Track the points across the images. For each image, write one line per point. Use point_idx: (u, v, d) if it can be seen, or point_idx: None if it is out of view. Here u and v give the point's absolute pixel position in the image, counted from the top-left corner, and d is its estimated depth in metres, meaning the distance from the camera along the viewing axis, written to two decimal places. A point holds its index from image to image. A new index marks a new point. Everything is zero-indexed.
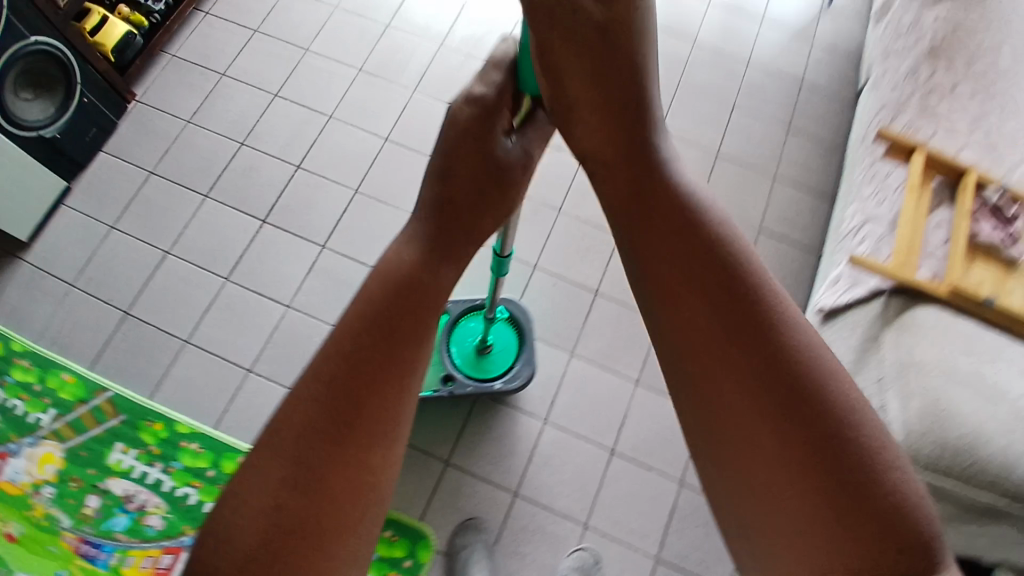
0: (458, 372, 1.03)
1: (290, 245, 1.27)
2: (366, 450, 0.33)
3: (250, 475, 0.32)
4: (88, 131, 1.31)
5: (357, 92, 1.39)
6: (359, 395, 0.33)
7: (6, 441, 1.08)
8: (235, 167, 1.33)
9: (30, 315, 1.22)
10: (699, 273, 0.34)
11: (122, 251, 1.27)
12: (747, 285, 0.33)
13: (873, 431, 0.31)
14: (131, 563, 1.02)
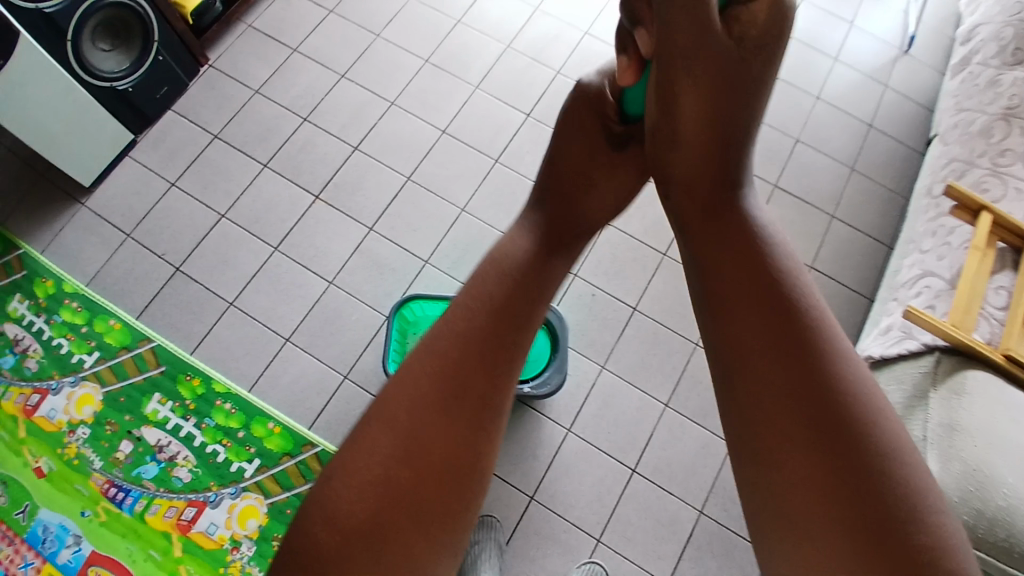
0: None
1: (339, 223, 1.29)
2: (449, 455, 0.44)
3: (374, 441, 0.44)
4: (160, 89, 1.34)
5: (423, 82, 1.40)
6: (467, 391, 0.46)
7: (47, 378, 1.15)
8: (296, 141, 1.36)
9: (85, 259, 1.26)
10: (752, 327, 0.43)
11: (178, 208, 1.30)
12: (737, 348, 0.43)
13: (890, 459, 0.37)
14: (155, 511, 1.07)
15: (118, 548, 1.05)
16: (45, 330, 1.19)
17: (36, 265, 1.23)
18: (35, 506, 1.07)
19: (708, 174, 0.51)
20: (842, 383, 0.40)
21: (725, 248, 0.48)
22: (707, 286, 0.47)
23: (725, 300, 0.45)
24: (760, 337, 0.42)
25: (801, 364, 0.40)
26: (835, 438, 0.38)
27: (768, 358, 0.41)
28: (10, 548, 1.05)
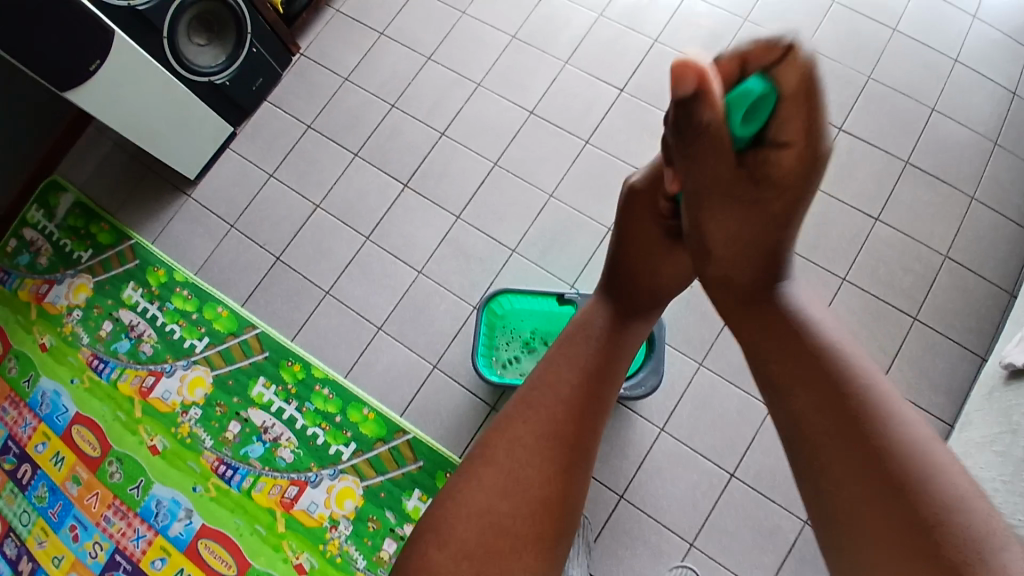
0: None
1: (428, 211, 1.28)
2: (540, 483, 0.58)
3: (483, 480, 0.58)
4: (256, 80, 1.37)
5: (510, 60, 1.35)
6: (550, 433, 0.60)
7: (162, 361, 1.25)
8: (385, 127, 1.35)
9: (193, 249, 1.34)
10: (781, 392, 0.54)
11: (275, 199, 1.35)
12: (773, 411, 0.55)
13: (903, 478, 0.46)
14: (261, 489, 1.15)
15: (225, 523, 1.13)
16: (158, 316, 1.28)
17: (147, 255, 1.32)
18: (149, 482, 1.17)
19: (752, 269, 0.59)
20: (872, 420, 0.49)
21: (762, 313, 0.58)
22: (751, 346, 0.59)
23: (769, 361, 0.56)
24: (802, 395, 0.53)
25: (829, 411, 0.51)
26: (843, 467, 0.48)
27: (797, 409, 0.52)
28: (126, 520, 1.15)
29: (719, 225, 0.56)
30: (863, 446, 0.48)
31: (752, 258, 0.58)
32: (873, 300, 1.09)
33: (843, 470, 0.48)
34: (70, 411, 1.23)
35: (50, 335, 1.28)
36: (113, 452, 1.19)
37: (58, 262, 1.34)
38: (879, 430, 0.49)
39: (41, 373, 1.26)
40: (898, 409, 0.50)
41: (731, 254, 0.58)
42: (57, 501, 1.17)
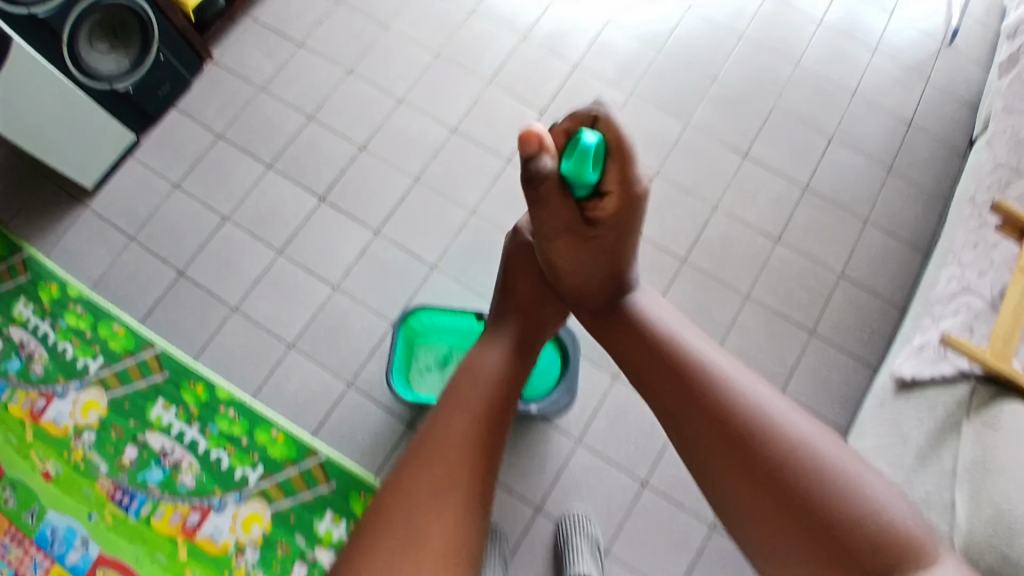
0: None
1: (346, 226, 1.26)
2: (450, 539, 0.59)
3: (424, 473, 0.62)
4: (163, 87, 1.32)
5: (432, 77, 1.35)
6: (476, 468, 0.63)
7: (53, 382, 1.17)
8: (304, 139, 1.33)
9: (92, 262, 1.27)
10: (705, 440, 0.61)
11: (184, 211, 1.29)
12: (710, 420, 0.61)
13: (753, 433, 0.59)
14: (161, 516, 1.08)
15: (125, 551, 1.06)
16: (50, 334, 1.20)
17: (40, 269, 1.24)
18: (44, 508, 1.09)
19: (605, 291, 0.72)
20: (710, 391, 0.62)
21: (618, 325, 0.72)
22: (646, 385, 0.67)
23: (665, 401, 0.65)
24: (666, 386, 0.65)
25: (718, 429, 0.60)
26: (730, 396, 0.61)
27: (695, 427, 0.62)
28: (20, 547, 1.07)
29: (577, 272, 0.71)
30: (722, 413, 0.61)
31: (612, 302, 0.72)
32: (774, 317, 1.14)
33: (721, 452, 0.60)
34: None
35: None
36: (5, 477, 1.10)
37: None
38: (746, 422, 0.60)
39: None
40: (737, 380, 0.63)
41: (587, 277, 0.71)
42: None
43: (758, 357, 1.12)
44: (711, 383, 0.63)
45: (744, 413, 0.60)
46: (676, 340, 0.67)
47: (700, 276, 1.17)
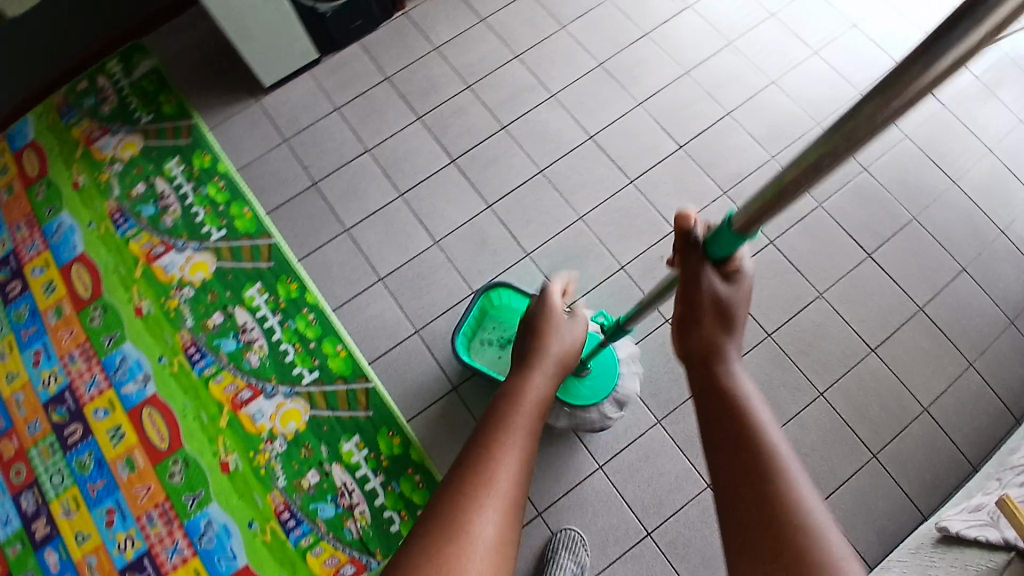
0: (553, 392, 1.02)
1: (462, 192, 1.33)
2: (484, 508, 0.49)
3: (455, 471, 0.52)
4: (354, 21, 1.44)
5: (588, 84, 1.41)
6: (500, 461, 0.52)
7: (177, 237, 1.32)
8: (455, 103, 1.41)
9: (245, 149, 1.41)
10: (730, 481, 0.44)
11: (332, 130, 1.41)
12: (743, 460, 0.45)
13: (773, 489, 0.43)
14: (219, 382, 1.19)
15: (176, 401, 1.19)
16: (189, 196, 1.36)
17: (200, 138, 1.42)
18: (122, 338, 1.26)
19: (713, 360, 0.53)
20: (742, 438, 0.46)
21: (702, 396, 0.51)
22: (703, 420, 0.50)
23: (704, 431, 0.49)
24: (710, 434, 0.48)
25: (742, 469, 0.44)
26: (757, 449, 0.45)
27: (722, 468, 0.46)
28: (88, 363, 1.25)
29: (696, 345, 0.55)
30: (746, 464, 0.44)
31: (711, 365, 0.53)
32: (839, 422, 1.11)
33: (737, 499, 0.43)
34: (77, 249, 1.35)
35: (89, 175, 1.41)
36: (101, 299, 1.29)
37: (118, 115, 1.46)
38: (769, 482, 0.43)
39: (65, 207, 1.39)
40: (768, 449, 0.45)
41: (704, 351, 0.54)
42: (32, 323, 1.30)
43: (810, 456, 1.09)
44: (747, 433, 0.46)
45: (767, 467, 0.44)
46: (730, 397, 0.49)
47: (778, 353, 1.15)
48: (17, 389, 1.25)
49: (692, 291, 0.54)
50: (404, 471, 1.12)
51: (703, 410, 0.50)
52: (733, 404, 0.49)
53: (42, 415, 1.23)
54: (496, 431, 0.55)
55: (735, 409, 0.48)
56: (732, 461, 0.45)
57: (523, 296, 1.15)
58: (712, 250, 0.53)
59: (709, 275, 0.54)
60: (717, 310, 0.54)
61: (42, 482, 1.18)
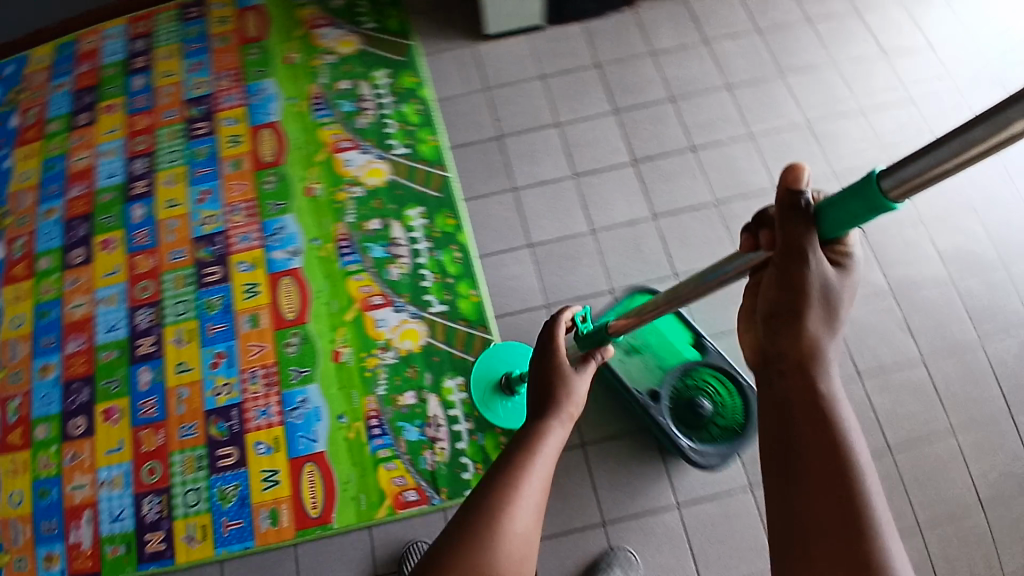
0: (663, 414, 1.08)
1: (633, 196, 1.35)
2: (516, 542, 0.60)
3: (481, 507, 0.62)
4: (589, 3, 1.46)
5: (789, 139, 1.39)
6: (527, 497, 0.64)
7: (364, 138, 1.39)
8: (655, 112, 1.42)
9: (449, 83, 1.45)
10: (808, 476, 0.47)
11: (532, 93, 1.44)
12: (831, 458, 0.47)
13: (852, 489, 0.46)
14: (358, 280, 1.27)
15: (315, 281, 1.27)
16: (386, 108, 1.42)
17: (413, 59, 1.47)
18: (286, 208, 1.33)
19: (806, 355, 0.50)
20: (833, 436, 0.47)
21: (793, 386, 0.50)
22: (786, 409, 0.50)
23: (789, 417, 0.49)
24: (797, 428, 0.49)
25: (826, 466, 0.47)
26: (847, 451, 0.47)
27: (801, 462, 0.48)
28: (249, 219, 1.32)
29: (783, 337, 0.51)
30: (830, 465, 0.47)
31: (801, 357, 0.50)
32: (927, 562, 1.10)
33: (812, 496, 0.46)
34: (271, 116, 1.43)
35: (304, 56, 1.49)
36: (279, 167, 1.37)
37: (344, 14, 1.54)
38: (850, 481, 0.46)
39: (273, 76, 1.48)
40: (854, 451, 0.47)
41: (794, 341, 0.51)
42: (208, 165, 1.39)
43: None
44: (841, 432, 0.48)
45: (850, 464, 0.47)
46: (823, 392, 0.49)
47: (892, 471, 1.16)
48: (174, 216, 1.34)
49: (795, 267, 0.50)
50: (491, 428, 1.15)
51: (787, 396, 0.50)
52: (824, 401, 0.49)
53: (189, 247, 1.31)
54: (508, 473, 0.65)
55: (829, 406, 0.49)
56: (818, 457, 0.47)
57: (676, 317, 1.16)
58: (823, 222, 0.49)
59: (813, 252, 0.50)
60: (822, 299, 0.50)
61: (165, 305, 1.26)
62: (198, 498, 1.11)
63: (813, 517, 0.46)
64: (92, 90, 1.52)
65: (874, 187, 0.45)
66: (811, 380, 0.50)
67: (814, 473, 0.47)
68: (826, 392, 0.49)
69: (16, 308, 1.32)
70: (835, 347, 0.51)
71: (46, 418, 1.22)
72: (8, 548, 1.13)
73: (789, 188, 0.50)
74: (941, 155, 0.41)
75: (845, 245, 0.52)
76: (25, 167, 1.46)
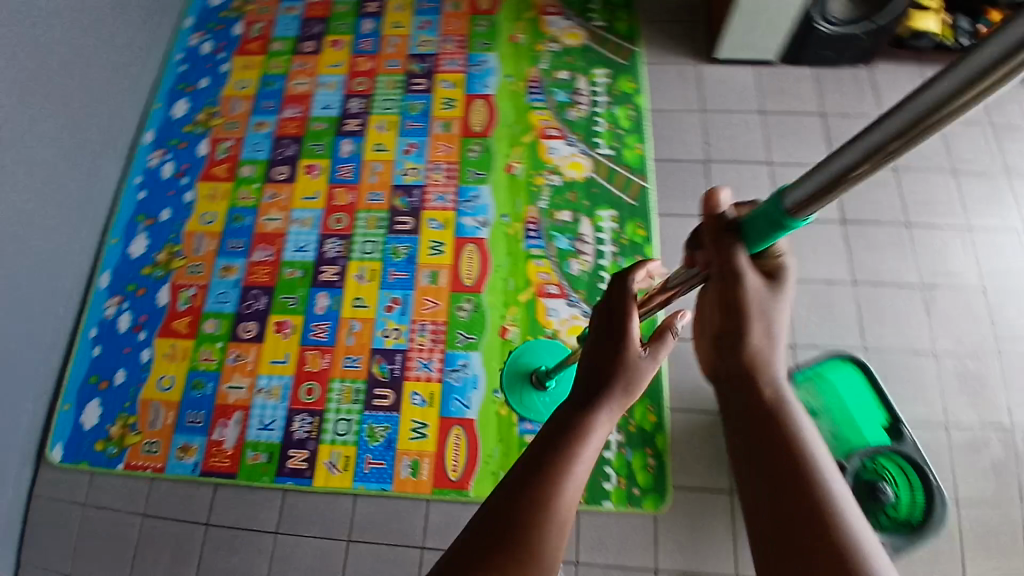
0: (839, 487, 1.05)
1: (833, 255, 1.31)
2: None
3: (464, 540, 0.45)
4: (827, 51, 1.41)
5: (1006, 242, 1.31)
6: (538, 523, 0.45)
7: (571, 131, 1.38)
8: (869, 176, 1.37)
9: (664, 96, 1.43)
10: (765, 478, 0.43)
11: (750, 127, 1.40)
12: (786, 457, 0.43)
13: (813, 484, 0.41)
14: (538, 265, 1.27)
15: (497, 255, 1.28)
16: (599, 106, 1.40)
17: (635, 65, 1.44)
18: (484, 180, 1.34)
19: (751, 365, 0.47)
20: (784, 434, 0.44)
21: (740, 394, 0.47)
22: (735, 416, 0.46)
23: (740, 425, 0.46)
24: (749, 433, 0.45)
25: (780, 466, 0.43)
26: (802, 447, 0.43)
27: (753, 467, 0.44)
28: (448, 181, 1.34)
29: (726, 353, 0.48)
30: (788, 462, 0.42)
31: (745, 369, 0.47)
32: None
33: (775, 493, 0.42)
34: (486, 89, 1.43)
35: (528, 38, 1.48)
36: (486, 139, 1.38)
37: (575, 6, 1.52)
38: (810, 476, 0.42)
39: (494, 50, 1.47)
40: (812, 446, 0.43)
41: (738, 354, 0.48)
42: (420, 120, 1.40)
43: None
44: (795, 428, 0.44)
45: (804, 458, 0.43)
46: (771, 393, 0.46)
47: None
48: (378, 160, 1.37)
49: (727, 285, 0.48)
50: (643, 447, 1.12)
51: (739, 402, 0.46)
52: (771, 402, 0.46)
53: (387, 192, 1.34)
54: (521, 491, 0.46)
55: (780, 408, 0.45)
56: (770, 459, 0.43)
57: (874, 395, 1.15)
58: (747, 238, 0.47)
59: (745, 268, 0.48)
60: (757, 314, 0.48)
61: (355, 241, 1.29)
62: (348, 429, 1.14)
63: (780, 523, 0.41)
64: (321, 21, 1.54)
65: (780, 207, 0.44)
66: (753, 384, 0.47)
67: (772, 477, 0.42)
68: (772, 401, 0.46)
69: (211, 205, 1.35)
70: (781, 355, 0.48)
71: (219, 315, 1.25)
72: (144, 429, 1.17)
73: (709, 212, 0.49)
74: (823, 177, 0.41)
75: (781, 257, 0.50)
76: (244, 76, 1.49)
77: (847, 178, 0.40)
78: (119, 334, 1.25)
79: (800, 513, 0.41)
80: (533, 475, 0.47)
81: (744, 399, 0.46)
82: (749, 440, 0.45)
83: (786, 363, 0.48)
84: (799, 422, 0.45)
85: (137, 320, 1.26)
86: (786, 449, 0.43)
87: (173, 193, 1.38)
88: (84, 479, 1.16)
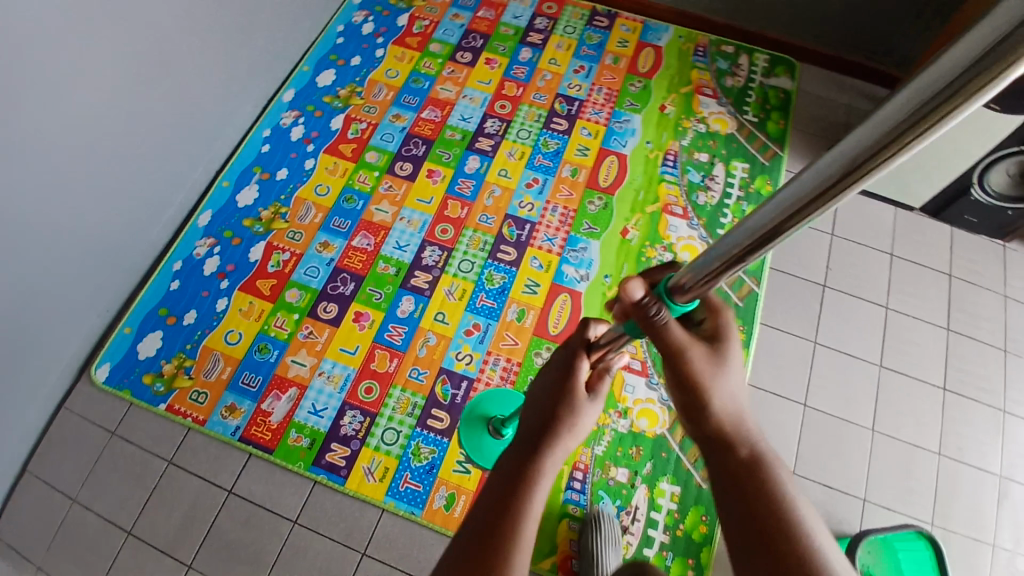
0: None
1: (926, 419, 1.22)
2: None
3: None
4: (970, 214, 1.37)
5: None
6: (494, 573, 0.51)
7: (696, 214, 1.35)
8: (984, 352, 1.29)
9: None
10: (741, 511, 0.47)
11: (875, 266, 1.37)
12: (760, 490, 0.47)
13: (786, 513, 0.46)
14: None
15: (588, 312, 1.24)
16: (730, 198, 1.37)
17: (775, 168, 1.41)
18: (595, 234, 1.31)
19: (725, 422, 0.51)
20: (759, 471, 0.48)
21: (712, 444, 0.51)
22: (711, 457, 0.51)
23: (717, 467, 0.50)
24: (723, 474, 0.49)
25: (754, 500, 0.47)
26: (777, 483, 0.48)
27: (730, 503, 0.48)
28: (561, 224, 1.32)
29: (699, 415, 0.52)
30: (762, 497, 0.47)
31: (713, 425, 0.51)
32: None
33: (752, 521, 0.46)
34: (622, 148, 1.42)
35: (676, 112, 1.47)
36: (608, 195, 1.36)
37: (732, 94, 1.51)
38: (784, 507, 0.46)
39: (640, 114, 1.46)
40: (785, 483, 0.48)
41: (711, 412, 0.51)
42: (550, 159, 1.39)
43: None
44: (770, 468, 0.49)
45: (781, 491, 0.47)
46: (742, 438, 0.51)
47: None
48: (500, 184, 1.36)
49: (674, 363, 0.49)
50: (685, 556, 1.05)
51: (712, 450, 0.51)
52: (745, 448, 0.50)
53: (500, 217, 1.32)
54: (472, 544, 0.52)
55: (751, 451, 0.50)
56: (745, 493, 0.47)
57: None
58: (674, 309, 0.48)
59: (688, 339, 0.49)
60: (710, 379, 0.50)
61: (454, 256, 1.28)
62: (395, 441, 1.11)
63: (754, 547, 0.45)
64: (483, 36, 1.56)
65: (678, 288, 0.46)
66: (724, 431, 0.51)
67: (746, 509, 0.46)
68: (749, 459, 0.49)
69: (328, 178, 1.36)
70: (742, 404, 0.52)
71: (304, 286, 1.24)
72: (201, 378, 1.15)
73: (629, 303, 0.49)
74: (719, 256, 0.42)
75: (718, 308, 0.51)
76: (395, 66, 1.51)
77: (773, 233, 0.38)
78: (202, 275, 1.25)
79: (775, 537, 0.44)
80: (479, 526, 0.53)
81: (720, 443, 0.51)
82: (729, 480, 0.48)
83: (746, 414, 0.52)
84: (773, 468, 0.49)
85: (223, 267, 1.25)
86: (760, 485, 0.47)
87: (296, 156, 1.39)
88: (122, 407, 1.14)
